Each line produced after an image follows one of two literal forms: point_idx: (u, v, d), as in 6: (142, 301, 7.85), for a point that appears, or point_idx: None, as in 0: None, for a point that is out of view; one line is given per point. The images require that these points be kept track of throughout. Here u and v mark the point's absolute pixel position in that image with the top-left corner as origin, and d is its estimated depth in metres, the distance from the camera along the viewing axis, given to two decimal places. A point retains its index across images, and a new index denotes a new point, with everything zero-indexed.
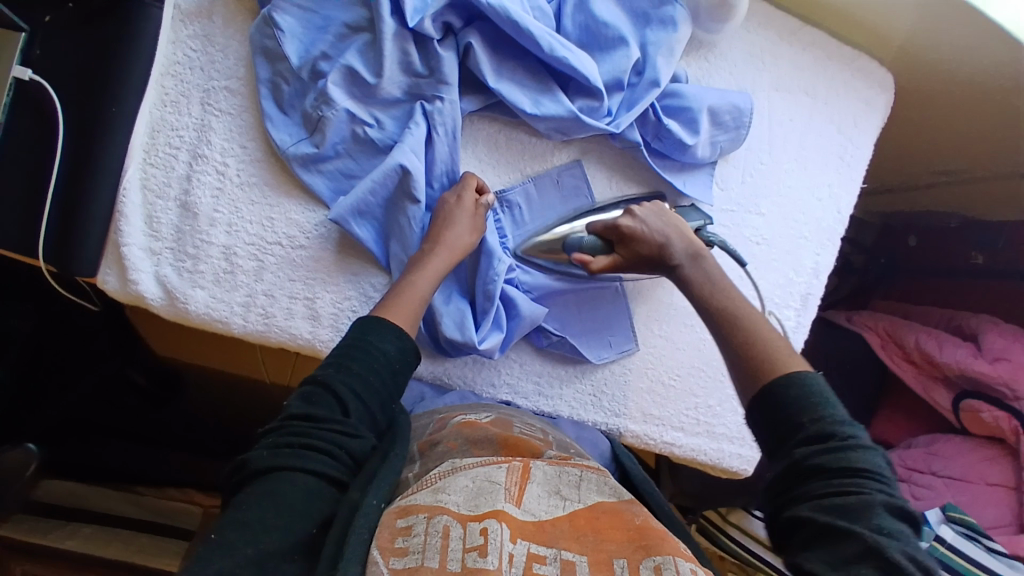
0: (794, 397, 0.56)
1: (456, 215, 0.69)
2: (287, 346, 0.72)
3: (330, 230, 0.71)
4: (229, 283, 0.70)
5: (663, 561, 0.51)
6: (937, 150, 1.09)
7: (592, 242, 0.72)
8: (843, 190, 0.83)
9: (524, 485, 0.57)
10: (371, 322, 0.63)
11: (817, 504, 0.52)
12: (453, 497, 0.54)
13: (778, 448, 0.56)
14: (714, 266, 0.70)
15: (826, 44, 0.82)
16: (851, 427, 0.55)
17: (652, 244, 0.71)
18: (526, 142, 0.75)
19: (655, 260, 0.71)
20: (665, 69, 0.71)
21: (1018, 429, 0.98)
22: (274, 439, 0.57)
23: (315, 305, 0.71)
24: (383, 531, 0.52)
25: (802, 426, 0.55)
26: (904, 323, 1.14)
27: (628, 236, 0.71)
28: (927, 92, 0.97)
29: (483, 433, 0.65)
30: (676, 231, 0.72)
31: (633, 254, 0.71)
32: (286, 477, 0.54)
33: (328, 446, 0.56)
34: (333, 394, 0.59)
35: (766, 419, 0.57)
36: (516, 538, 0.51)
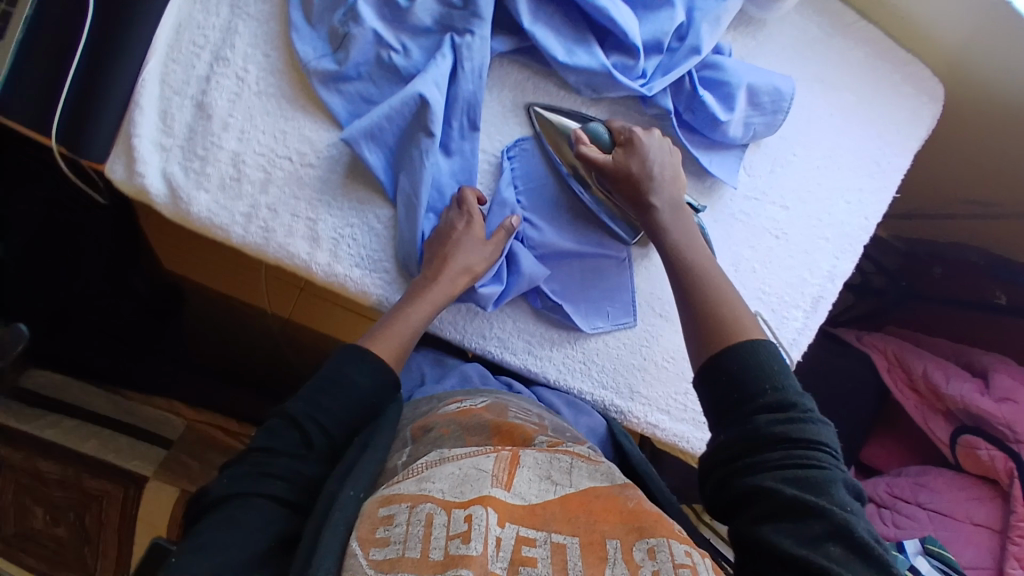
0: (755, 366, 0.56)
1: (463, 241, 0.70)
2: (282, 264, 0.71)
3: (340, 152, 0.70)
4: (233, 191, 0.69)
5: (657, 543, 0.51)
6: (978, 177, 1.05)
7: (600, 131, 0.70)
8: (874, 197, 0.79)
9: (513, 470, 0.56)
10: (348, 355, 0.66)
11: (776, 474, 0.52)
12: (437, 485, 0.53)
13: (736, 420, 0.55)
14: (690, 223, 0.68)
15: (879, 43, 0.78)
16: (804, 399, 0.56)
17: (645, 165, 0.68)
18: (553, 93, 0.73)
19: (636, 190, 0.68)
20: (709, 37, 0.68)
21: (1013, 472, 0.95)
22: (234, 470, 0.60)
23: (315, 227, 0.70)
24: (364, 522, 0.52)
25: (763, 395, 0.55)
26: (914, 350, 1.11)
27: (633, 145, 0.69)
28: (975, 112, 0.92)
29: (476, 421, 0.65)
30: (668, 173, 0.69)
31: (626, 165, 0.68)
32: (246, 502, 0.58)
33: (284, 473, 0.60)
34: (296, 427, 0.62)
35: (723, 389, 0.57)
36: (504, 522, 0.51)
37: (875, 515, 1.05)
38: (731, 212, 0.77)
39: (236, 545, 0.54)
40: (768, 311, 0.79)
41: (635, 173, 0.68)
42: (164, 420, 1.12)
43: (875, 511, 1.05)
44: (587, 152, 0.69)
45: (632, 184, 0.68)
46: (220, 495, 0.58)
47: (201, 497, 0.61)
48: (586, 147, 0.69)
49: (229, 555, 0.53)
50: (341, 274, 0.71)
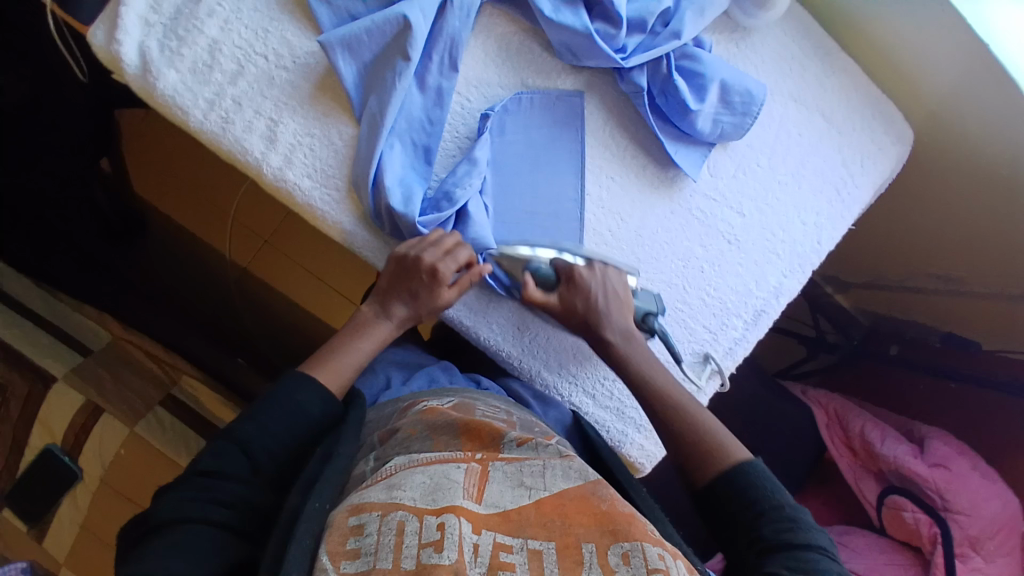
0: (754, 478, 0.65)
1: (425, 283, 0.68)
2: (233, 159, 0.71)
3: (317, 62, 0.71)
4: (203, 76, 0.69)
5: (631, 547, 0.49)
6: (942, 245, 1.05)
7: (545, 273, 0.70)
8: (830, 223, 0.81)
9: (483, 485, 0.53)
10: (301, 382, 0.66)
11: (772, 564, 0.58)
12: (408, 493, 0.51)
13: (739, 522, 0.63)
14: (644, 349, 0.71)
15: (857, 77, 0.82)
16: (802, 509, 0.64)
17: (589, 301, 0.70)
18: (536, 54, 0.75)
19: (586, 326, 0.70)
20: (691, 25, 0.72)
21: (936, 538, 0.93)
22: (180, 492, 0.58)
23: (275, 129, 0.70)
24: (333, 533, 0.50)
25: (760, 502, 0.63)
26: (854, 408, 1.09)
27: (576, 285, 0.70)
28: (943, 172, 0.95)
29: (443, 420, 0.62)
30: (617, 299, 0.71)
31: (571, 303, 0.70)
32: (190, 529, 0.56)
33: (229, 499, 0.59)
34: (244, 450, 0.61)
35: (727, 496, 0.65)
36: (479, 530, 0.49)
37: None
38: (688, 207, 0.78)
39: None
40: (711, 314, 0.78)
41: (581, 312, 0.70)
42: (90, 332, 1.07)
43: None
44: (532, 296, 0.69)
45: (579, 318, 0.70)
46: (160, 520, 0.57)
47: (140, 523, 0.59)
48: (533, 294, 0.70)
49: None
50: (291, 181, 0.70)
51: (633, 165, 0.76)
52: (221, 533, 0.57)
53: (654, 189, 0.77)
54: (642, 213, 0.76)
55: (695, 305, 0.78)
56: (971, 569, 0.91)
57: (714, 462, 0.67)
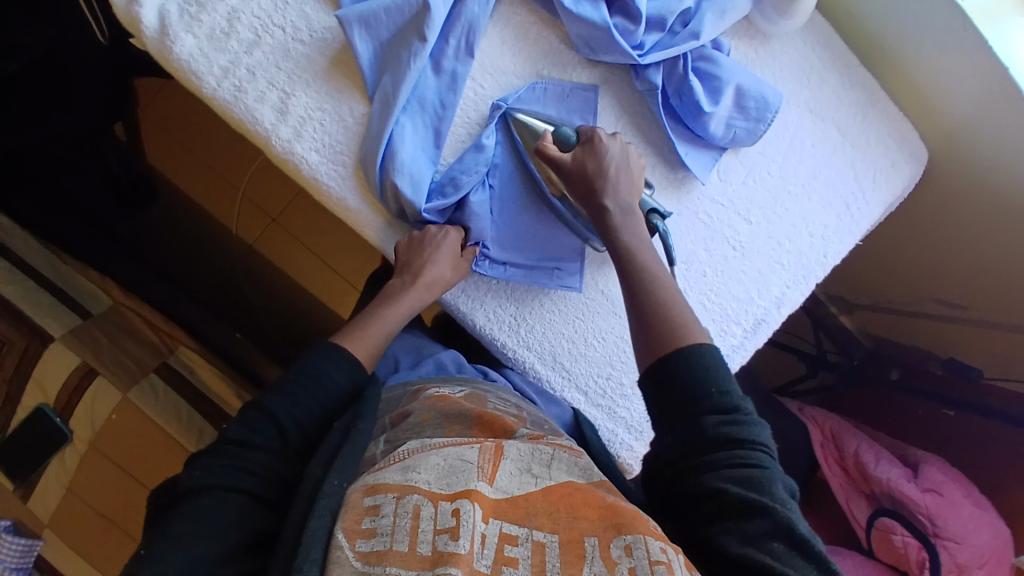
0: (701, 372, 0.58)
1: (438, 246, 0.70)
2: (243, 129, 0.71)
3: (333, 37, 0.71)
4: (220, 44, 0.69)
5: (634, 540, 0.48)
6: (952, 273, 1.04)
7: (566, 132, 0.70)
8: (836, 237, 0.80)
9: (498, 461, 0.54)
10: (330, 352, 0.66)
11: (720, 476, 0.55)
12: (422, 476, 0.51)
13: (683, 423, 0.57)
14: (642, 226, 0.68)
15: (877, 94, 0.81)
16: (746, 400, 0.59)
17: (602, 166, 0.68)
18: (553, 46, 0.74)
19: (589, 189, 0.67)
20: (711, 27, 0.71)
21: (924, 563, 0.93)
22: (209, 461, 0.58)
23: (287, 101, 0.70)
24: (349, 512, 0.49)
25: (708, 401, 0.57)
26: (850, 429, 1.08)
27: (593, 145, 0.68)
28: (953, 200, 0.94)
29: (456, 408, 0.64)
30: (626, 175, 0.69)
31: (582, 164, 0.68)
32: (217, 495, 0.55)
33: (257, 467, 0.58)
34: (273, 422, 0.60)
35: (670, 388, 0.58)
36: (488, 518, 0.49)
37: None
38: (695, 210, 0.77)
39: (205, 541, 0.52)
40: (710, 320, 0.78)
41: (591, 173, 0.67)
42: (90, 294, 1.06)
43: None
44: (547, 149, 0.69)
45: (586, 182, 0.68)
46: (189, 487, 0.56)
47: (167, 495, 0.59)
48: (548, 148, 0.69)
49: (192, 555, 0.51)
50: (298, 154, 0.70)
51: (642, 164, 0.76)
52: (248, 502, 0.56)
53: (662, 188, 0.76)
54: None
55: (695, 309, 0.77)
56: None
57: (661, 358, 0.59)
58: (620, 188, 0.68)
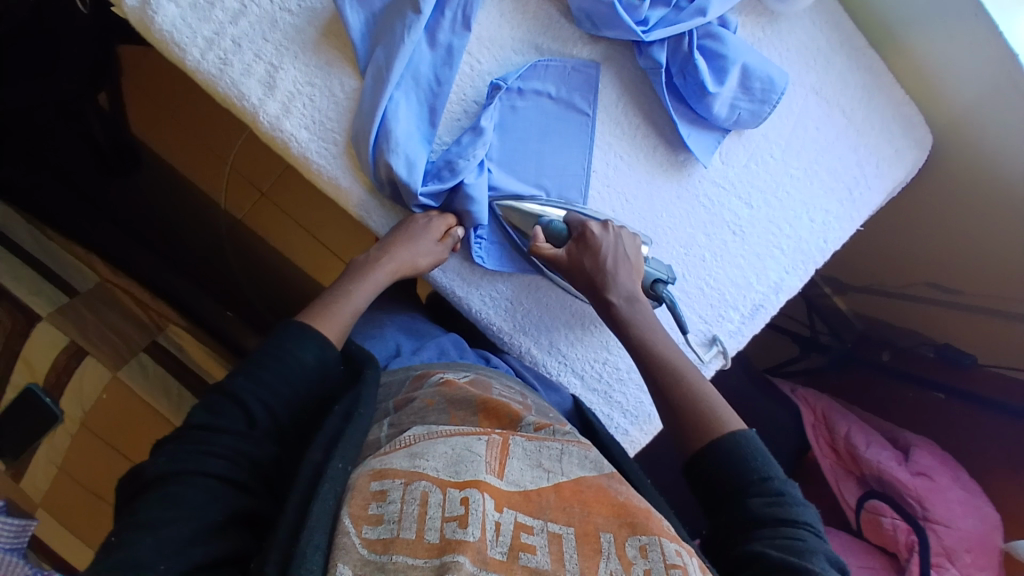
0: (742, 447, 0.59)
1: (418, 236, 0.68)
2: (229, 103, 0.68)
3: (323, 8, 0.67)
4: (203, 12, 0.66)
5: (650, 541, 0.48)
6: (949, 258, 1.03)
7: (558, 227, 0.69)
8: (837, 224, 0.79)
9: (504, 459, 0.53)
10: (294, 330, 0.64)
11: (763, 544, 0.54)
12: (432, 463, 0.51)
13: (727, 497, 0.58)
14: (649, 312, 0.69)
15: (884, 77, 0.79)
16: (794, 485, 0.59)
17: (598, 261, 0.68)
18: (553, 20, 0.71)
19: (593, 284, 0.69)
20: (718, 4, 0.68)
21: (913, 545, 0.94)
22: (175, 448, 0.56)
23: (275, 74, 0.67)
24: (356, 497, 0.49)
25: (751, 476, 0.58)
26: (841, 411, 1.09)
27: (587, 242, 0.68)
28: (954, 188, 0.93)
29: (462, 394, 0.62)
30: (626, 261, 0.69)
31: (578, 259, 0.68)
32: (187, 481, 0.54)
33: (226, 451, 0.57)
34: (238, 405, 0.59)
35: (713, 462, 0.59)
36: (502, 508, 0.48)
37: None
38: (695, 194, 0.76)
39: (181, 524, 0.52)
40: (707, 305, 0.77)
41: (590, 270, 0.68)
42: (74, 269, 1.04)
43: None
44: (543, 248, 0.68)
45: (588, 277, 0.69)
46: (155, 476, 0.55)
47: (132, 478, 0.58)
48: (541, 245, 0.69)
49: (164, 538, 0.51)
50: (287, 131, 0.67)
51: (643, 146, 0.74)
52: (221, 486, 0.56)
53: (662, 171, 0.75)
54: (646, 196, 0.75)
55: (692, 295, 0.77)
56: None
57: (696, 434, 0.61)
58: (624, 277, 0.69)
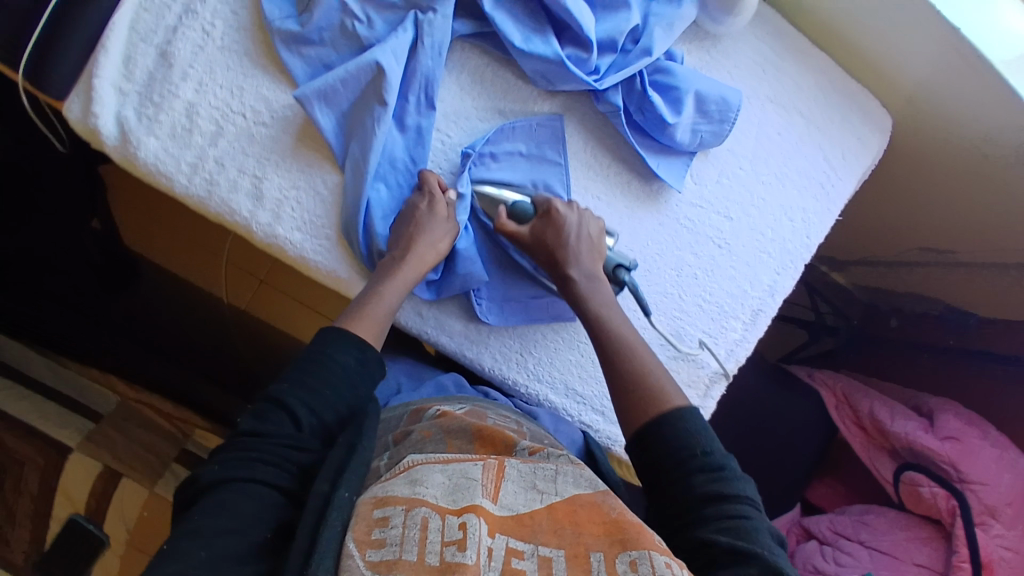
0: (687, 430, 0.62)
1: (427, 224, 0.69)
2: (223, 220, 0.71)
3: (295, 114, 0.70)
4: (183, 140, 0.69)
5: (639, 555, 0.51)
6: (937, 221, 1.05)
7: (522, 205, 0.72)
8: (816, 218, 0.82)
9: (499, 483, 0.57)
10: (333, 335, 0.66)
11: (712, 529, 0.57)
12: (431, 491, 0.54)
13: (673, 477, 0.61)
14: (607, 292, 0.71)
15: (832, 72, 0.82)
16: (730, 457, 0.63)
17: (561, 236, 0.70)
18: (511, 83, 0.75)
19: (554, 260, 0.71)
20: (661, 41, 0.71)
21: (954, 510, 0.94)
22: (226, 454, 0.58)
23: (261, 185, 0.70)
24: (359, 523, 0.52)
25: (695, 456, 0.60)
26: (861, 388, 1.10)
27: (551, 217, 0.71)
28: (925, 156, 0.95)
29: (457, 424, 0.65)
30: (589, 242, 0.72)
31: (542, 236, 0.71)
32: (242, 489, 0.56)
33: (277, 458, 0.59)
34: (285, 411, 0.61)
35: (659, 448, 0.62)
36: (494, 533, 0.52)
37: (817, 551, 1.03)
38: (676, 218, 0.79)
39: (236, 533, 0.53)
40: (708, 319, 0.80)
41: (551, 244, 0.70)
42: (95, 394, 1.06)
43: (817, 546, 1.03)
44: (506, 225, 0.71)
45: (550, 253, 0.71)
46: (211, 481, 0.56)
47: (185, 485, 0.59)
48: (505, 223, 0.71)
49: (219, 546, 0.52)
50: (281, 236, 0.70)
51: (618, 183, 0.77)
52: (271, 491, 0.57)
53: (640, 203, 0.78)
54: (630, 228, 0.78)
55: (692, 312, 0.79)
56: (993, 537, 0.92)
57: (643, 420, 0.64)
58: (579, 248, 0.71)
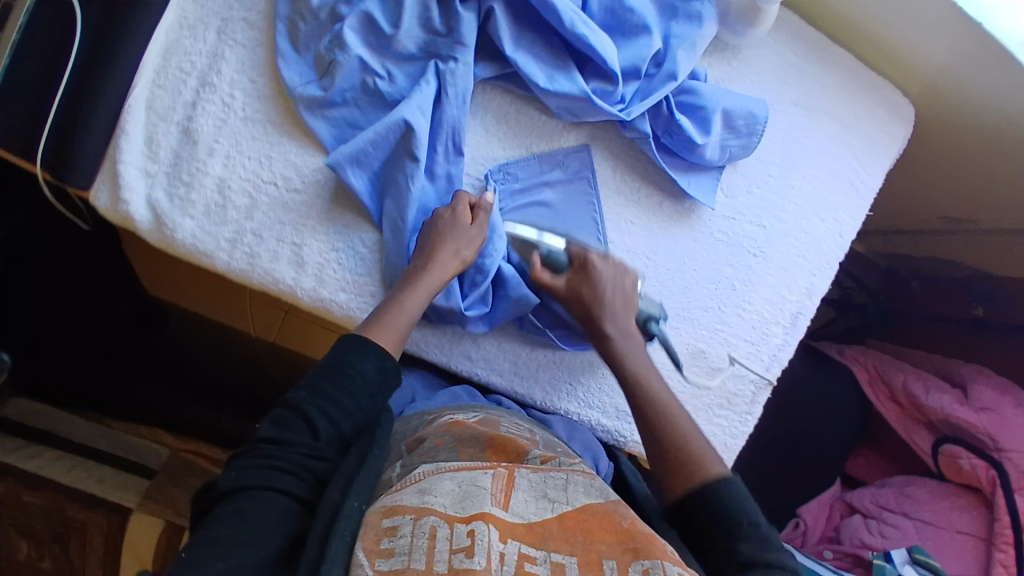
0: (730, 500, 0.60)
1: (449, 229, 0.68)
2: (267, 289, 0.71)
3: (326, 177, 0.70)
4: (218, 217, 0.69)
5: (652, 565, 0.50)
6: (958, 194, 1.06)
7: (557, 256, 0.71)
8: (848, 216, 0.81)
9: (509, 491, 0.56)
10: (352, 342, 0.63)
11: None
12: (439, 499, 0.53)
13: (716, 547, 0.59)
14: (642, 347, 0.71)
15: (853, 68, 0.82)
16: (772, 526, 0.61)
17: (596, 292, 0.70)
18: (535, 118, 0.74)
19: (589, 315, 0.70)
20: (685, 63, 0.71)
21: (994, 480, 0.96)
22: (244, 460, 0.59)
23: (301, 252, 0.70)
24: (368, 533, 0.51)
25: (740, 525, 0.59)
26: (893, 363, 1.12)
27: (587, 272, 0.70)
28: (948, 135, 0.95)
29: (469, 432, 0.64)
30: (623, 295, 0.71)
31: (579, 291, 0.70)
32: (258, 497, 0.56)
33: (295, 467, 0.59)
34: (303, 418, 0.60)
35: (702, 517, 0.60)
36: (506, 539, 0.51)
37: (862, 525, 1.05)
38: (710, 232, 0.78)
39: (250, 543, 0.53)
40: (749, 329, 0.79)
41: (586, 299, 0.70)
42: (144, 449, 1.07)
43: (862, 520, 1.05)
44: (541, 278, 0.71)
45: (585, 309, 0.70)
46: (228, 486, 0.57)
47: (206, 491, 0.60)
48: (540, 273, 0.71)
49: (232, 555, 0.52)
50: (327, 299, 0.70)
51: (649, 206, 0.77)
52: (287, 499, 0.57)
53: (673, 223, 0.78)
54: (666, 248, 0.77)
55: (733, 324, 0.79)
56: None
57: (682, 486, 0.62)
58: (612, 302, 0.70)
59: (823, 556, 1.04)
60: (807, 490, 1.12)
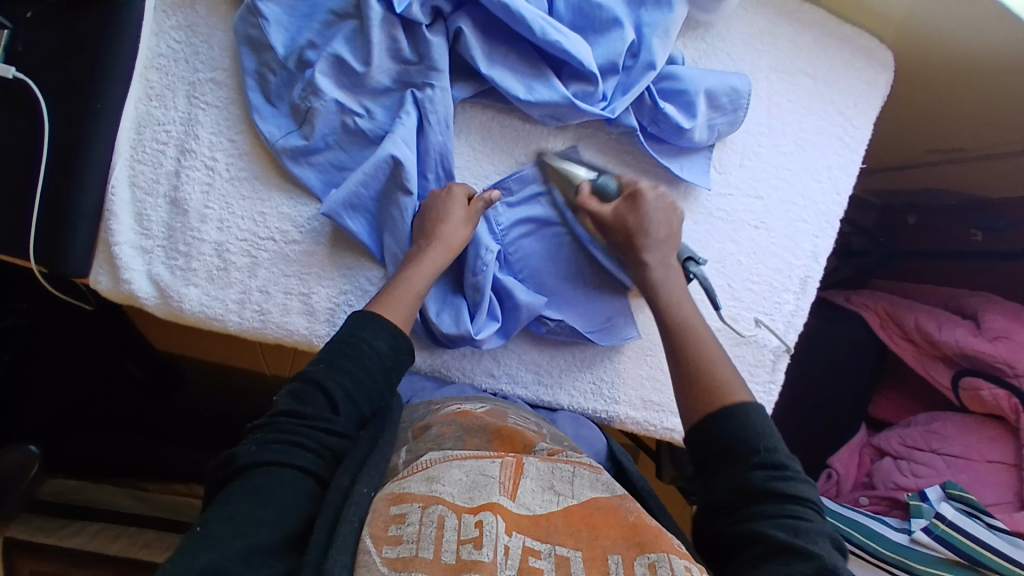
0: (748, 424, 0.57)
1: (448, 208, 0.68)
2: (283, 342, 0.71)
3: (322, 224, 0.69)
4: (222, 280, 0.68)
5: (658, 558, 0.49)
6: (943, 127, 1.05)
7: (606, 184, 0.72)
8: (842, 171, 0.81)
9: (518, 479, 0.54)
10: (365, 319, 0.62)
11: (769, 525, 0.53)
12: (447, 488, 0.52)
13: (729, 468, 0.57)
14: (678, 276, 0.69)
15: (826, 23, 0.80)
16: (792, 457, 0.58)
17: (643, 220, 0.70)
18: (519, 129, 0.74)
19: (629, 238, 0.70)
20: (661, 50, 0.71)
21: (1017, 407, 0.96)
22: (261, 434, 0.56)
23: (310, 300, 0.69)
24: (376, 519, 0.50)
25: (756, 450, 0.56)
26: (903, 303, 1.13)
27: (635, 200, 0.71)
28: (927, 72, 0.94)
29: (477, 421, 0.62)
30: (670, 230, 0.71)
31: (624, 216, 0.70)
32: (277, 474, 0.53)
33: (314, 444, 0.56)
34: (322, 392, 0.58)
35: (715, 437, 0.58)
36: (511, 531, 0.50)
37: (894, 468, 1.06)
38: (710, 211, 0.78)
39: (269, 522, 0.50)
40: (760, 300, 0.79)
41: (631, 226, 0.70)
42: (181, 505, 1.01)
43: (893, 463, 1.07)
44: (589, 200, 0.71)
45: (628, 233, 0.70)
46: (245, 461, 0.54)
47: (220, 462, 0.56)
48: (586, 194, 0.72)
49: (249, 532, 0.49)
50: None
51: None
52: (304, 477, 0.54)
53: None
54: None
55: (745, 297, 0.79)
56: None
57: (701, 411, 0.60)
58: (655, 231, 0.70)
59: (860, 503, 1.06)
60: (836, 440, 1.14)
